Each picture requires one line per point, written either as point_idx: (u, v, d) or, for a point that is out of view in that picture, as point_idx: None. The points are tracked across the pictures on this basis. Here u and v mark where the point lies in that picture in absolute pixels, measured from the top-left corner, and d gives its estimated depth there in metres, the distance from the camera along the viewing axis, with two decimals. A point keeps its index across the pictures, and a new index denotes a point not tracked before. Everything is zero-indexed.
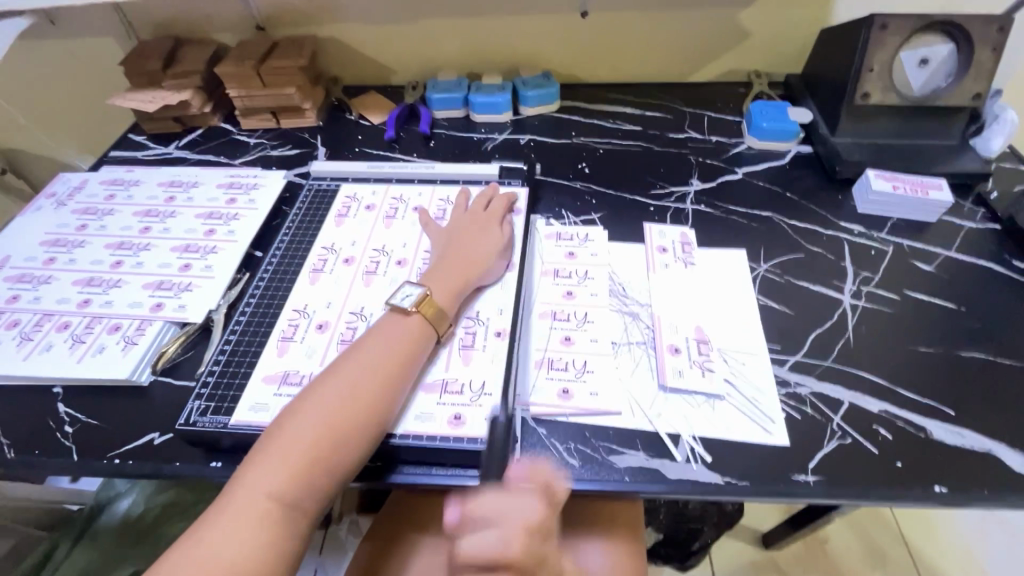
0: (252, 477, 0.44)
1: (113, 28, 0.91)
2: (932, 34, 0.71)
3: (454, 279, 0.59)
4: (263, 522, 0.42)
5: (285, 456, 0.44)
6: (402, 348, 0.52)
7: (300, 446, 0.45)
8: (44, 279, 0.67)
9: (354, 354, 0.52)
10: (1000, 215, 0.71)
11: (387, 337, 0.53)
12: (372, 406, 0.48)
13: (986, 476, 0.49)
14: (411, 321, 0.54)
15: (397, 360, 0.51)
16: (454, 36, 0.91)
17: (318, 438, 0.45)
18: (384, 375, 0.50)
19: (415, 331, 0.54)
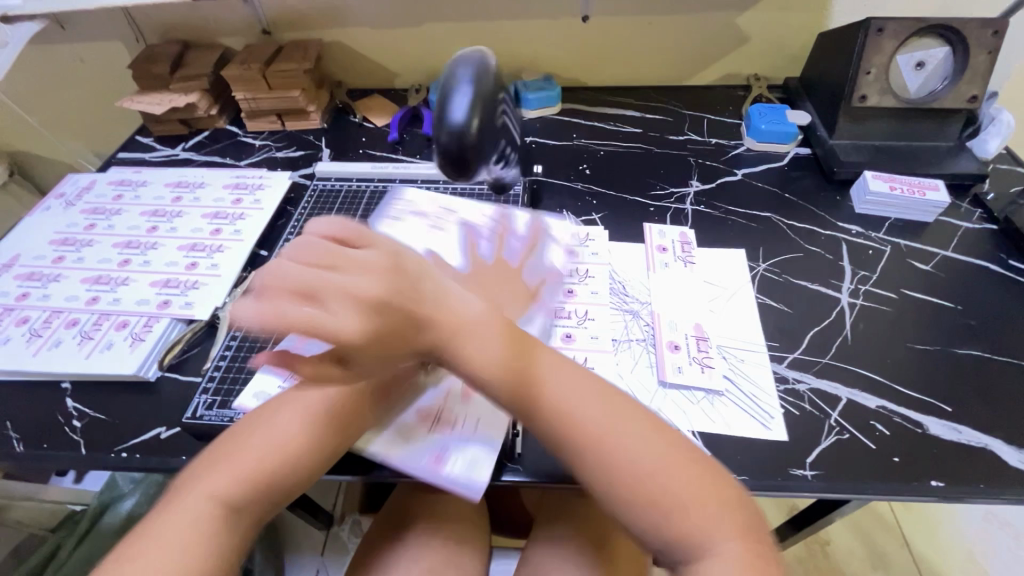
0: (200, 482, 0.43)
1: (122, 32, 0.93)
2: (927, 38, 0.72)
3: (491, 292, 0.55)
4: (200, 524, 0.41)
5: (234, 464, 0.43)
6: (375, 381, 0.49)
7: (248, 458, 0.44)
8: (53, 277, 0.68)
9: (321, 378, 0.49)
10: (997, 215, 0.72)
11: (359, 369, 0.49)
12: (324, 433, 0.46)
13: (983, 471, 0.49)
14: (394, 358, 0.49)
15: (369, 389, 0.49)
16: (456, 40, 0.92)
17: (264, 455, 0.44)
18: (348, 403, 0.48)
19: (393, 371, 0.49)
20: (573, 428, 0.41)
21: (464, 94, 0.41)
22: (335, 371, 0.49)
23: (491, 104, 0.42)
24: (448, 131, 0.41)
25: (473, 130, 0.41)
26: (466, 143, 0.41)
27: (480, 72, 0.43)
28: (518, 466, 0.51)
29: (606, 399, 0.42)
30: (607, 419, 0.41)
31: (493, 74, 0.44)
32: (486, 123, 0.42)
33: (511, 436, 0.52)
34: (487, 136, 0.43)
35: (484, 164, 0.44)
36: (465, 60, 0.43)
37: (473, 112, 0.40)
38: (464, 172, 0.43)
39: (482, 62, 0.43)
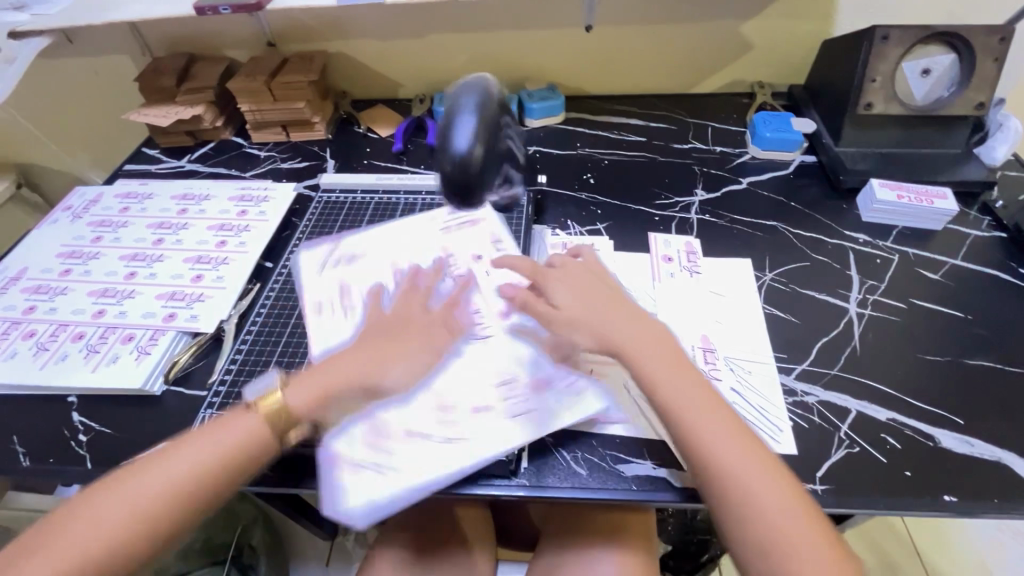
0: (16, 572, 0.39)
1: (129, 46, 0.94)
2: (933, 45, 0.72)
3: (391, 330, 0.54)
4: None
5: (55, 557, 0.39)
6: (233, 449, 0.46)
7: (74, 546, 0.40)
8: (60, 290, 0.68)
9: (171, 448, 0.45)
10: (1006, 223, 0.71)
11: (215, 437, 0.46)
12: (169, 516, 0.43)
13: (997, 485, 0.49)
14: (246, 421, 0.47)
15: (223, 463, 0.45)
16: (460, 50, 0.93)
17: (92, 544, 0.40)
18: (200, 480, 0.44)
19: (251, 434, 0.46)
20: (702, 445, 0.43)
21: (470, 129, 0.61)
22: (189, 439, 0.46)
23: (491, 136, 0.62)
24: (458, 158, 0.60)
25: (475, 155, 0.60)
26: (470, 165, 0.60)
27: (482, 110, 0.63)
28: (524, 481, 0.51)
29: (729, 424, 0.44)
30: (727, 440, 0.44)
31: (491, 111, 0.63)
32: (486, 148, 0.61)
33: (517, 449, 0.52)
34: (488, 157, 0.62)
35: (488, 184, 0.63)
36: (470, 103, 0.63)
37: (475, 142, 0.60)
38: (470, 189, 0.61)
39: (481, 104, 0.63)
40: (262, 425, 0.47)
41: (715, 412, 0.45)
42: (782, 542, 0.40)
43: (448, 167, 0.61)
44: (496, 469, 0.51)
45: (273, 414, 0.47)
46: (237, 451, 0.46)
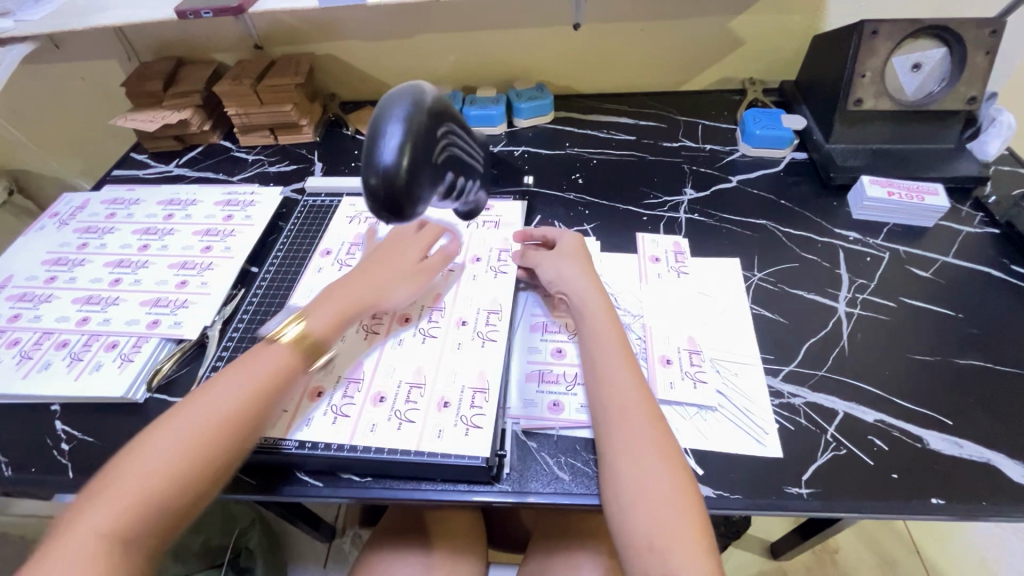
0: (83, 514, 0.40)
1: (116, 51, 0.93)
2: (924, 39, 0.71)
3: (356, 290, 0.58)
4: (91, 561, 0.38)
5: (125, 491, 0.41)
6: (269, 372, 0.50)
7: (137, 477, 0.42)
8: (45, 297, 0.68)
9: (211, 384, 0.49)
10: (999, 218, 0.70)
11: (251, 364, 0.50)
12: (221, 436, 0.45)
13: (985, 487, 0.48)
14: (277, 348, 0.52)
15: (264, 385, 0.49)
16: (448, 50, 0.92)
17: (156, 474, 0.42)
18: (247, 399, 0.48)
19: (282, 357, 0.51)
20: (614, 429, 0.48)
21: (396, 132, 0.40)
22: (224, 374, 0.49)
23: (428, 140, 0.41)
24: (377, 173, 0.40)
25: (403, 169, 0.39)
26: (396, 182, 0.40)
27: (415, 107, 0.41)
28: (507, 487, 0.50)
29: (651, 421, 0.48)
30: (643, 433, 0.47)
31: (429, 107, 0.42)
32: (420, 158, 0.40)
33: (498, 455, 0.51)
34: (424, 172, 0.41)
35: (424, 201, 0.43)
36: (400, 97, 0.41)
37: (402, 150, 0.39)
38: (399, 212, 0.41)
39: (415, 97, 0.41)
40: (289, 348, 0.52)
41: (642, 408, 0.49)
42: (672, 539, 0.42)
43: (365, 180, 0.40)
44: (477, 475, 0.50)
45: (301, 343, 0.53)
46: (276, 374, 0.50)
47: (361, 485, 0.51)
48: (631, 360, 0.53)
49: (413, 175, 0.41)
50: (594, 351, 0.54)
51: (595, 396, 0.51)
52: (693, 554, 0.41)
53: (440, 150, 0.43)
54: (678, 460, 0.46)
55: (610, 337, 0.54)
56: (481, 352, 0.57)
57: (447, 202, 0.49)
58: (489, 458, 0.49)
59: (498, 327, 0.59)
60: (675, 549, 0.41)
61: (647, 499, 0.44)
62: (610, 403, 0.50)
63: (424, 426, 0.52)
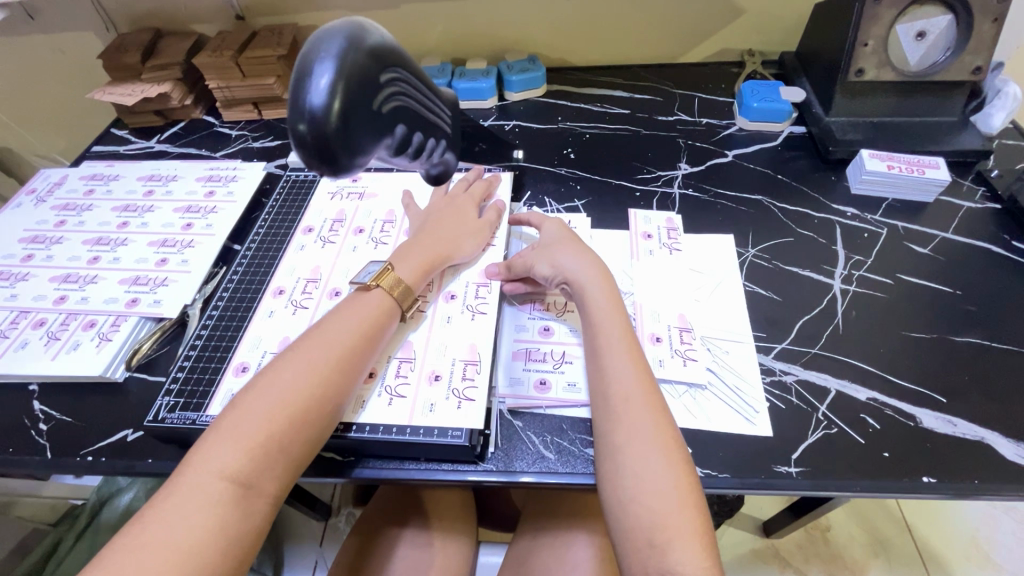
0: (205, 455, 0.42)
1: (92, 20, 0.90)
2: (928, 6, 0.68)
3: (424, 257, 0.58)
4: (216, 501, 0.40)
5: (244, 433, 0.42)
6: (365, 321, 0.51)
7: (252, 422, 0.43)
8: (22, 276, 0.66)
9: (314, 331, 0.50)
10: (1001, 193, 0.68)
11: (351, 315, 0.51)
12: (329, 385, 0.46)
13: (979, 467, 0.47)
14: (374, 297, 0.53)
15: (364, 335, 0.50)
16: (436, 21, 0.89)
17: (274, 418, 0.43)
18: (351, 348, 0.49)
19: (379, 307, 0.52)
20: (615, 422, 0.46)
21: (327, 72, 0.38)
22: (325, 323, 0.51)
23: (363, 83, 0.39)
24: (305, 117, 0.38)
25: (334, 113, 0.38)
26: (325, 126, 0.38)
27: (349, 44, 0.39)
28: (490, 466, 0.49)
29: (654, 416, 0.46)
30: (646, 428, 0.45)
31: (366, 46, 0.40)
32: (352, 101, 0.39)
33: (483, 434, 0.50)
34: (360, 117, 0.40)
35: (362, 151, 0.41)
36: (333, 32, 0.39)
37: (331, 91, 0.37)
38: (331, 160, 0.40)
39: (349, 34, 0.39)
40: (384, 297, 0.53)
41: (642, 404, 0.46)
42: (670, 534, 0.40)
43: (292, 126, 0.38)
44: (460, 454, 0.49)
45: (392, 288, 0.54)
46: (374, 323, 0.51)
47: (343, 464, 0.50)
48: (636, 353, 0.50)
49: (347, 120, 0.39)
50: (597, 341, 0.51)
51: (596, 389, 0.49)
52: (692, 554, 0.40)
53: (381, 98, 0.42)
54: (680, 454, 0.44)
55: (614, 328, 0.52)
56: (471, 325, 0.56)
57: (401, 158, 0.48)
58: (473, 437, 0.48)
59: (489, 300, 0.58)
60: (677, 545, 0.40)
61: (647, 494, 0.42)
62: (612, 397, 0.47)
63: (415, 401, 0.50)
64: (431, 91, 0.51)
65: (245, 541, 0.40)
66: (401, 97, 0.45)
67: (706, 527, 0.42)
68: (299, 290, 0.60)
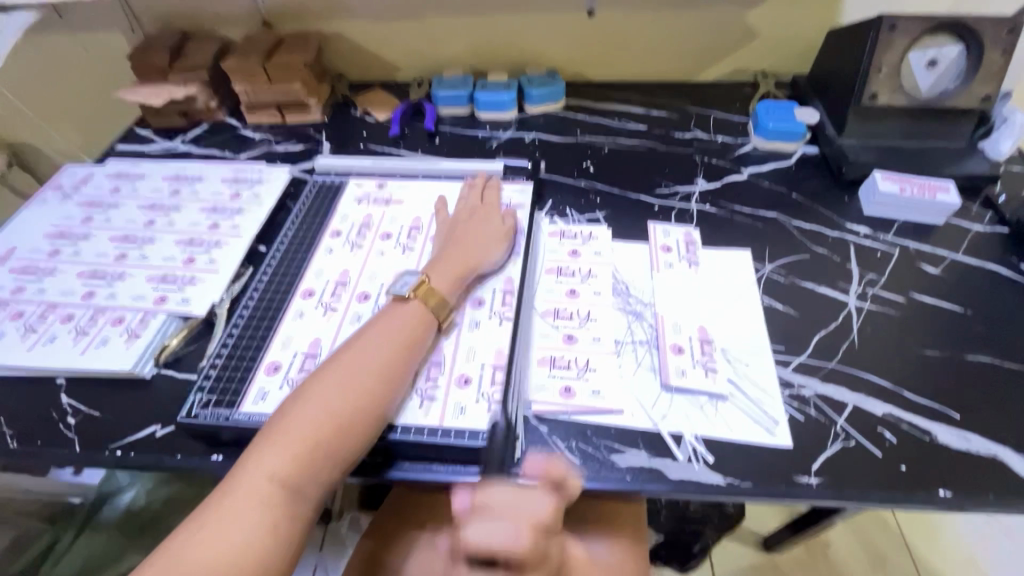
0: (255, 461, 0.44)
1: (121, 22, 0.92)
2: (940, 35, 0.71)
3: (453, 268, 0.59)
4: (266, 504, 0.42)
5: (291, 440, 0.44)
6: (404, 332, 0.52)
7: (301, 429, 0.45)
8: (49, 271, 0.67)
9: (355, 342, 0.52)
10: (1008, 217, 0.70)
11: (390, 326, 0.53)
12: (374, 396, 0.48)
13: (992, 482, 0.48)
14: (410, 308, 0.55)
15: (402, 345, 0.52)
16: (460, 34, 0.91)
17: (319, 426, 0.45)
18: (392, 358, 0.50)
19: (416, 318, 0.54)
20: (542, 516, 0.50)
21: None
22: (368, 333, 0.52)
23: None
24: None
25: None
26: None
27: None
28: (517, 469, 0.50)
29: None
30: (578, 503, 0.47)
31: None
32: None
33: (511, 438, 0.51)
34: None
35: None
36: None
37: None
38: None
39: None
40: (421, 309, 0.55)
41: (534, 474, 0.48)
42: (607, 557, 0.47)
43: None
44: None
45: (429, 296, 0.55)
46: (411, 335, 0.53)
47: (370, 464, 0.51)
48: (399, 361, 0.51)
49: None
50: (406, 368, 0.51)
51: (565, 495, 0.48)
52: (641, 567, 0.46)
53: None
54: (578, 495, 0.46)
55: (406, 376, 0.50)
56: (498, 331, 0.57)
57: None
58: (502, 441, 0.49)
59: (515, 307, 0.59)
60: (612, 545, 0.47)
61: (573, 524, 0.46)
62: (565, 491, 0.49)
63: (445, 404, 0.52)
64: None
65: (292, 545, 0.43)
66: None
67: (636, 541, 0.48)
68: (328, 291, 0.61)
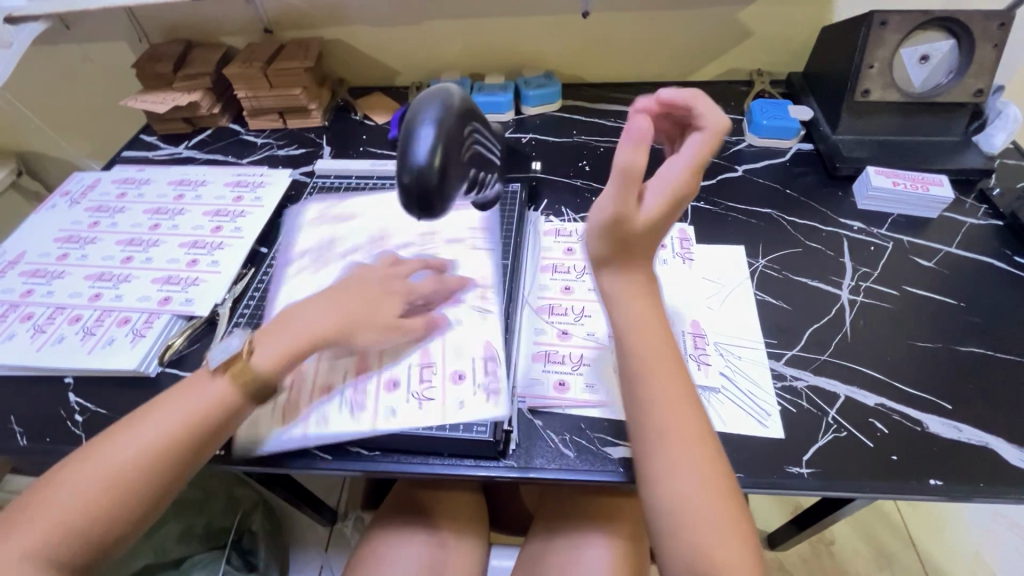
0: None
1: (127, 32, 0.94)
2: (931, 31, 0.71)
3: (291, 344, 0.51)
4: None
5: (39, 526, 0.40)
6: (201, 405, 0.47)
7: (51, 513, 0.40)
8: (58, 274, 0.69)
9: (144, 413, 0.46)
10: (1003, 210, 0.70)
11: (183, 398, 0.47)
12: (146, 472, 0.43)
13: (983, 471, 0.49)
14: (213, 385, 0.48)
15: (191, 422, 0.46)
16: (457, 38, 0.92)
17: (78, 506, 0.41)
18: (174, 433, 0.45)
19: (220, 393, 0.48)
20: (646, 422, 0.45)
21: (429, 134, 0.43)
22: (157, 407, 0.46)
23: (456, 143, 0.44)
24: (411, 171, 0.42)
25: (435, 168, 0.42)
26: (430, 179, 0.42)
27: (445, 110, 0.44)
28: (514, 463, 0.51)
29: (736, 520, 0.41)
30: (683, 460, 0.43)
31: (456, 109, 0.45)
32: (449, 158, 0.43)
33: (504, 431, 0.52)
34: (453, 172, 0.44)
35: (453, 196, 0.45)
36: (430, 101, 0.44)
37: (434, 149, 0.42)
38: (429, 208, 0.43)
39: (445, 101, 0.44)
40: (228, 390, 0.48)
41: (666, 362, 0.47)
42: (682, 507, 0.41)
43: (401, 179, 0.43)
44: (484, 450, 0.51)
45: (239, 374, 0.49)
46: (207, 408, 0.47)
47: (367, 459, 0.52)
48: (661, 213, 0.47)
49: (442, 173, 0.43)
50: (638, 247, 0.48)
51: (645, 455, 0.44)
52: (734, 554, 0.40)
53: (465, 145, 0.46)
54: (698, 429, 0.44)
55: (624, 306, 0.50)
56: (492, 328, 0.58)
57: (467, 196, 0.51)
58: (496, 432, 0.51)
59: (508, 304, 0.61)
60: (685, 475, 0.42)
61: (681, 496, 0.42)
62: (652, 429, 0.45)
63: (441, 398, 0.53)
64: (488, 128, 0.53)
65: None
66: (473, 143, 0.49)
67: (738, 511, 0.42)
68: None
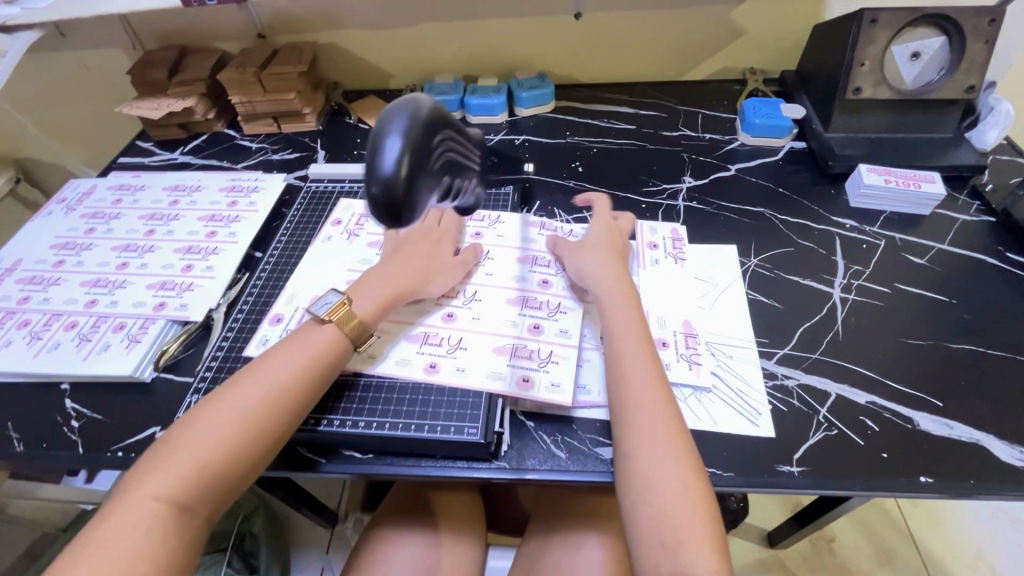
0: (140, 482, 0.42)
1: (122, 39, 0.94)
2: (921, 28, 0.71)
3: (383, 294, 0.57)
4: (136, 520, 0.40)
5: (180, 459, 0.43)
6: (314, 355, 0.51)
7: (193, 448, 0.43)
8: (54, 280, 0.69)
9: (255, 367, 0.49)
10: (995, 207, 0.70)
11: (297, 346, 0.51)
12: (271, 414, 0.46)
13: (974, 467, 0.49)
14: (323, 332, 0.52)
15: (307, 368, 0.50)
16: (450, 40, 0.93)
17: (211, 445, 0.44)
18: (293, 380, 0.48)
19: (330, 340, 0.52)
20: (622, 391, 0.48)
21: (395, 144, 0.40)
22: (258, 365, 0.49)
23: (425, 151, 0.41)
24: (377, 181, 0.40)
25: (402, 178, 0.39)
26: (395, 191, 0.39)
27: (412, 120, 0.41)
28: (507, 464, 0.52)
29: (691, 478, 0.43)
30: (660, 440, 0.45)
31: (424, 117, 0.41)
32: (417, 167, 0.40)
33: (497, 433, 0.53)
34: (423, 179, 0.41)
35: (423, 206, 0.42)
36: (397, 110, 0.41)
37: (400, 158, 0.39)
38: (398, 219, 0.40)
39: (413, 108, 0.41)
40: (336, 334, 0.53)
41: (642, 346, 0.51)
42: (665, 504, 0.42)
43: (367, 189, 0.40)
44: (476, 452, 0.52)
45: (348, 324, 0.54)
46: (318, 358, 0.51)
47: (362, 462, 0.53)
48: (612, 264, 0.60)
49: (412, 181, 0.40)
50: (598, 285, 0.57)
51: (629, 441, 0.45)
52: (704, 557, 0.39)
53: (438, 154, 0.43)
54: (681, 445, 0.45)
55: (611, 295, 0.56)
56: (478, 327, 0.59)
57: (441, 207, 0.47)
58: (487, 434, 0.51)
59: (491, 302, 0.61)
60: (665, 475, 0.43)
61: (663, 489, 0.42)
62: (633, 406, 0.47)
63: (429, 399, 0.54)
64: (464, 134, 0.50)
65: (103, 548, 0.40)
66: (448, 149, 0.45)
67: (711, 509, 0.42)
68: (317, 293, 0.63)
